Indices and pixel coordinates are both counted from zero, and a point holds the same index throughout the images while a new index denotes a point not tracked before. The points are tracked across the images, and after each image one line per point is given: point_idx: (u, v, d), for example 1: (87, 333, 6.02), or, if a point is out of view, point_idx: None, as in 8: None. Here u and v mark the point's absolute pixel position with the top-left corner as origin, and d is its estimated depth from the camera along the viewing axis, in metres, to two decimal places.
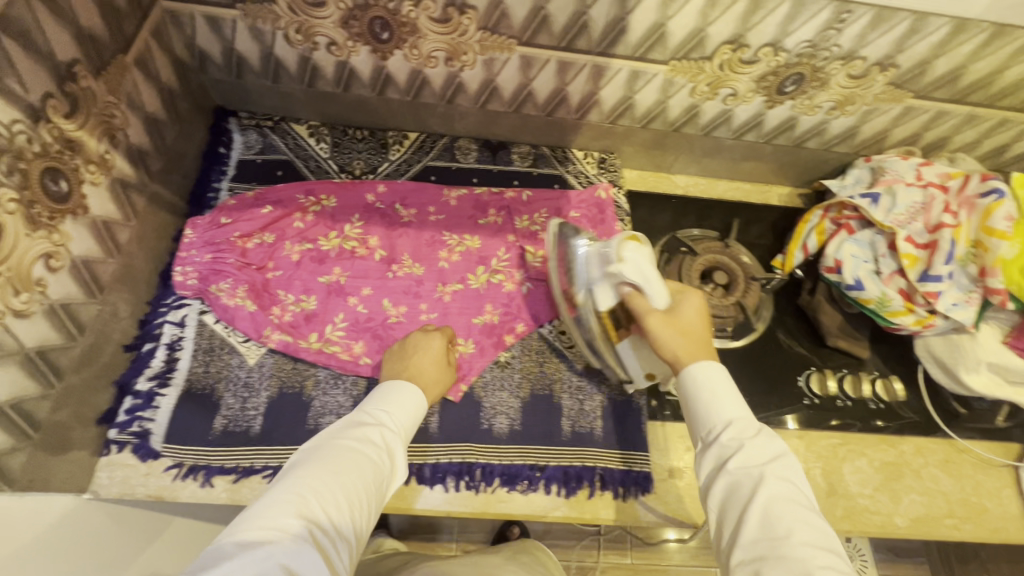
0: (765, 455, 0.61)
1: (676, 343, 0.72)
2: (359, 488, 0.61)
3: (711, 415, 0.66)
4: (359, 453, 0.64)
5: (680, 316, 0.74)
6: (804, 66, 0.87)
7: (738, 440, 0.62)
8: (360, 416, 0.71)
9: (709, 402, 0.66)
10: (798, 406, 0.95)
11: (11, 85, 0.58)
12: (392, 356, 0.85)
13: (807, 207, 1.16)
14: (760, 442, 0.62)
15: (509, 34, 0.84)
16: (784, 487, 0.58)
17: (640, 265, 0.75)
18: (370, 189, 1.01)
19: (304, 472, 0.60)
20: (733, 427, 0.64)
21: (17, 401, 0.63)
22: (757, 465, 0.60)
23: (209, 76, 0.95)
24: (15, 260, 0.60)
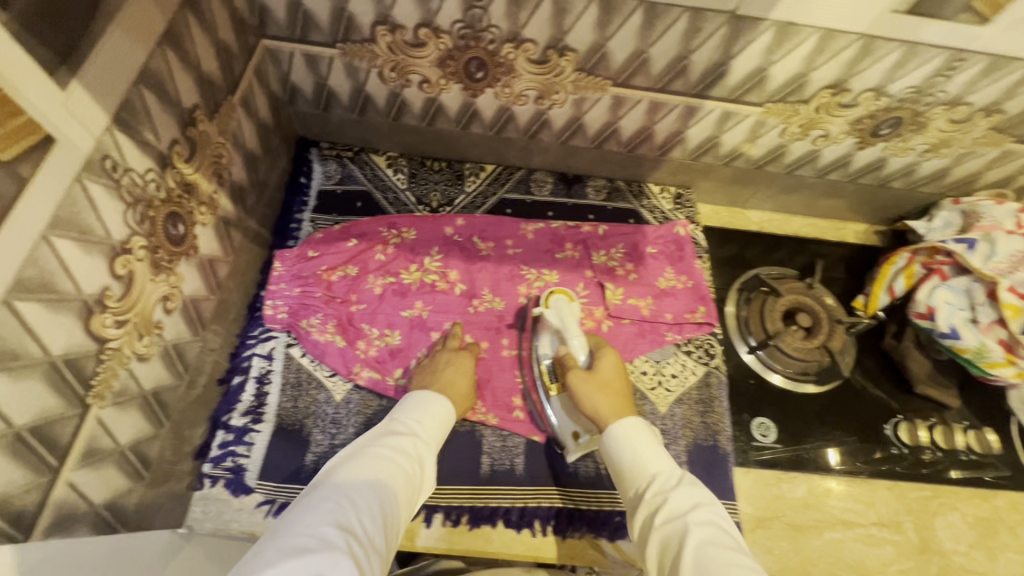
0: (686, 504, 0.58)
1: (598, 398, 0.75)
2: (393, 499, 0.59)
3: (635, 479, 0.64)
4: (392, 463, 0.63)
5: (600, 376, 0.78)
6: (904, 111, 0.85)
7: (661, 494, 0.60)
8: (389, 429, 0.69)
9: (631, 464, 0.66)
10: (846, 440, 0.93)
11: (147, 136, 0.58)
12: (443, 358, 0.85)
13: (884, 245, 1.14)
14: (683, 491, 0.60)
15: (605, 75, 0.83)
16: (710, 533, 0.54)
17: (561, 315, 0.85)
18: (449, 221, 1.01)
19: (339, 481, 0.58)
20: (658, 482, 0.62)
21: (135, 443, 0.64)
22: (682, 515, 0.57)
23: (297, 109, 0.97)
24: (141, 306, 0.61)
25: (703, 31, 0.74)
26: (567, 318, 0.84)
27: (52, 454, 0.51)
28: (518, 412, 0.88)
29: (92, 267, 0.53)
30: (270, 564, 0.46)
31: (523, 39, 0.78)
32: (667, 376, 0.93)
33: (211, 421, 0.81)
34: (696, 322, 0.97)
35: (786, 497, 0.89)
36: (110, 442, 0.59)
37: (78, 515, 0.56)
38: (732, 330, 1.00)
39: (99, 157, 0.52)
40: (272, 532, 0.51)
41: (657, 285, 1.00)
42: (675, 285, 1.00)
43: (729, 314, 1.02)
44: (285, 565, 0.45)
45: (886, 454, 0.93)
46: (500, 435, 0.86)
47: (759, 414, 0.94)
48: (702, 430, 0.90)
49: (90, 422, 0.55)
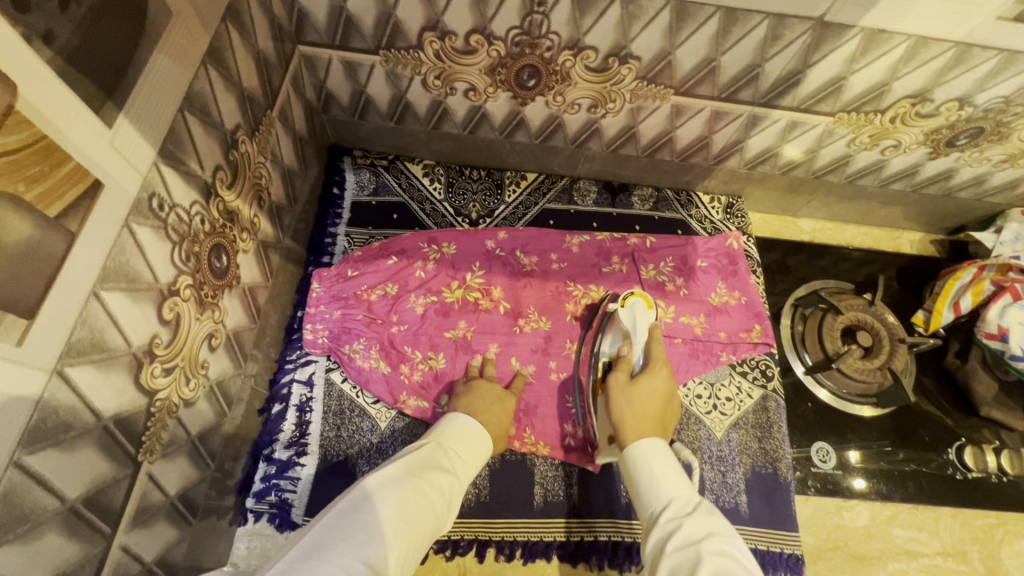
0: (700, 531, 0.52)
1: (625, 409, 0.70)
2: (422, 536, 0.55)
3: (651, 504, 0.59)
4: (429, 497, 0.58)
5: (639, 388, 0.72)
6: (987, 121, 0.79)
7: (676, 519, 0.55)
8: (431, 454, 0.65)
9: (649, 488, 0.60)
10: (877, 444, 0.91)
11: (192, 166, 0.53)
12: (493, 390, 0.81)
13: (942, 256, 1.09)
14: (698, 519, 0.54)
15: (668, 84, 0.77)
16: (723, 563, 0.48)
17: (633, 317, 0.81)
18: (490, 235, 0.95)
19: (373, 507, 0.54)
20: (673, 509, 0.57)
21: (183, 491, 0.60)
22: (695, 542, 0.51)
23: (331, 117, 0.91)
24: (188, 348, 0.57)
25: (783, 38, 0.68)
26: (638, 323, 0.81)
27: (106, 522, 0.47)
28: (570, 440, 0.84)
29: (140, 316, 0.48)
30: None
31: (583, 46, 0.72)
32: (723, 400, 0.89)
33: (253, 452, 0.78)
34: (752, 342, 0.92)
35: (848, 526, 0.86)
36: (159, 494, 0.55)
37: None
38: (785, 343, 0.96)
39: (146, 196, 0.47)
40: (295, 552, 0.47)
41: (709, 301, 0.95)
42: (728, 302, 0.96)
43: (783, 327, 0.98)
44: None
45: (944, 476, 0.89)
46: (551, 464, 0.83)
47: (820, 438, 0.91)
48: (761, 457, 0.86)
49: (142, 480, 0.51)
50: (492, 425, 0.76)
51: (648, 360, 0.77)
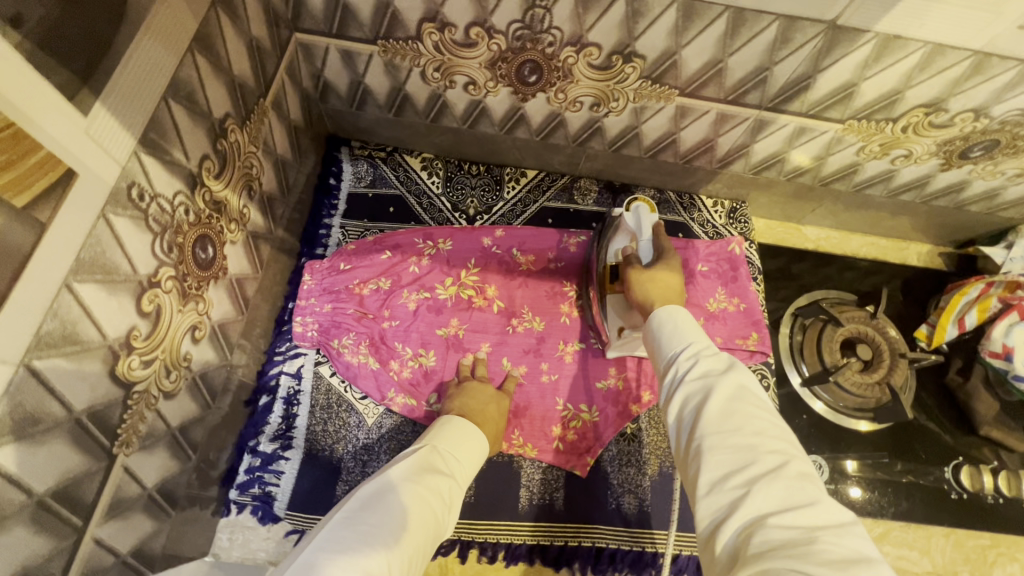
0: (718, 365, 0.52)
1: (650, 293, 0.71)
2: (423, 545, 0.53)
3: (668, 347, 0.59)
4: (428, 505, 0.56)
5: (655, 270, 0.74)
6: (1003, 134, 0.77)
7: (694, 356, 0.55)
8: (427, 458, 0.63)
9: (667, 333, 0.60)
10: (874, 454, 0.89)
11: (176, 155, 0.52)
12: (487, 391, 0.80)
13: (949, 269, 1.06)
14: (715, 354, 0.54)
15: (673, 84, 0.75)
16: (739, 391, 0.49)
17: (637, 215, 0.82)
18: (487, 232, 0.94)
19: (372, 514, 0.52)
20: (692, 347, 0.56)
21: (162, 483, 0.59)
22: (712, 372, 0.52)
23: (329, 106, 0.89)
24: (169, 341, 0.56)
25: (792, 41, 0.66)
26: (643, 223, 0.80)
27: (78, 515, 0.47)
28: (558, 443, 0.83)
29: (117, 308, 0.47)
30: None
31: (586, 42, 0.70)
32: None
33: (238, 444, 0.77)
34: (749, 350, 0.91)
35: None
36: (136, 487, 0.55)
37: (105, 569, 0.52)
38: (782, 353, 0.95)
39: (124, 186, 0.46)
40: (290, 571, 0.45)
41: (707, 307, 0.94)
42: (726, 308, 0.94)
43: (782, 336, 0.96)
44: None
45: (939, 493, 0.88)
46: (538, 467, 0.82)
47: (813, 451, 0.89)
48: None
49: (117, 472, 0.51)
50: (487, 426, 0.75)
51: (658, 254, 0.78)
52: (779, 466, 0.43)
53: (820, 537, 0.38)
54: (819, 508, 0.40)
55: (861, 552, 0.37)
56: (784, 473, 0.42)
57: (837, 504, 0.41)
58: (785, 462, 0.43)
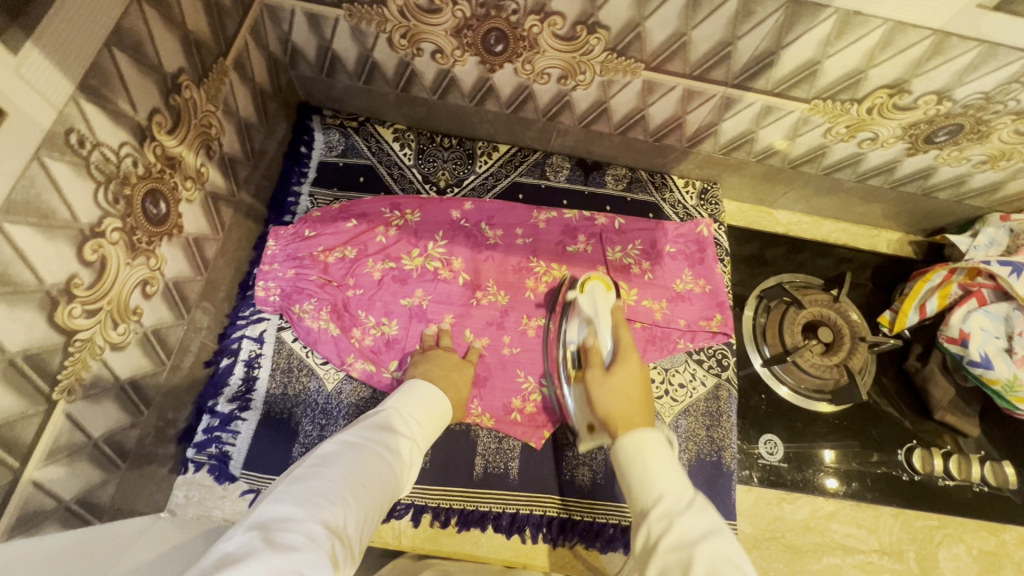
0: (694, 532, 0.48)
1: (610, 401, 0.68)
2: (379, 501, 0.54)
3: (643, 501, 0.55)
4: (387, 462, 0.57)
5: (615, 377, 0.72)
6: (967, 118, 0.77)
7: (667, 516, 0.51)
8: (388, 418, 0.64)
9: (640, 483, 0.56)
10: (846, 443, 0.91)
11: (122, 106, 0.52)
12: (451, 358, 0.81)
13: (918, 257, 1.07)
14: (693, 517, 0.50)
15: (638, 57, 0.75)
16: (717, 562, 0.44)
17: (594, 301, 0.82)
18: (456, 205, 0.94)
19: (331, 470, 0.52)
20: (666, 506, 0.52)
21: (109, 434, 0.61)
22: (688, 543, 0.47)
23: (299, 72, 0.89)
24: (116, 293, 0.56)
25: (754, 15, 0.66)
26: (600, 308, 0.81)
27: (12, 455, 0.48)
28: (516, 415, 0.84)
29: (55, 254, 0.48)
30: (252, 552, 0.39)
31: (549, 11, 0.69)
32: (675, 386, 0.89)
33: (197, 405, 0.78)
34: (711, 331, 0.92)
35: (787, 517, 0.86)
36: (80, 435, 0.56)
37: (46, 511, 0.53)
38: (745, 335, 0.96)
39: (62, 131, 0.46)
40: (244, 521, 0.44)
41: (673, 287, 0.94)
42: (692, 289, 0.95)
43: (746, 319, 0.98)
44: (269, 556, 0.39)
45: (889, 473, 0.89)
46: (495, 436, 0.83)
47: (768, 430, 0.90)
48: (708, 443, 0.86)
49: (57, 418, 0.51)
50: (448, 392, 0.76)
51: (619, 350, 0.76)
52: None
53: None
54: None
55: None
56: None
57: None
58: None
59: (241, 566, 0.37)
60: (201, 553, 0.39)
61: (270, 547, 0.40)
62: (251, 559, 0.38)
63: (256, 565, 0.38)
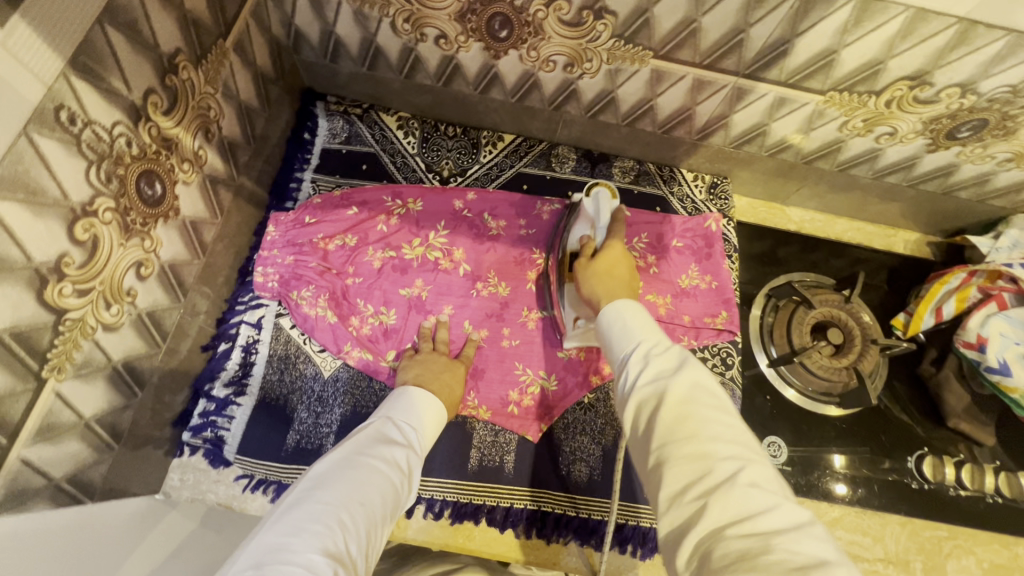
0: (668, 368, 0.49)
1: (594, 280, 0.71)
2: (381, 515, 0.53)
3: (618, 346, 0.56)
4: (384, 474, 0.56)
5: (601, 261, 0.73)
6: (993, 112, 0.73)
7: (642, 356, 0.51)
8: (381, 429, 0.63)
9: (619, 334, 0.56)
10: (857, 449, 0.88)
11: (115, 84, 0.52)
12: (442, 360, 0.79)
13: (935, 258, 1.03)
14: (671, 351, 0.51)
15: (646, 45, 0.72)
16: (691, 395, 0.46)
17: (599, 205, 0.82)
18: (459, 194, 0.92)
19: (324, 490, 0.51)
20: (641, 346, 0.53)
21: (100, 413, 0.61)
22: (663, 376, 0.48)
23: (303, 57, 0.88)
24: (109, 273, 0.56)
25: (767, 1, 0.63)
26: (602, 210, 0.81)
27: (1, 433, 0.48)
28: (513, 407, 0.83)
29: (44, 231, 0.47)
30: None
31: None
32: None
33: (194, 388, 0.78)
34: (716, 329, 0.89)
35: None
36: (71, 415, 0.56)
37: (35, 489, 0.54)
38: (752, 334, 0.93)
39: (51, 108, 0.45)
40: (241, 561, 0.44)
41: (678, 283, 0.92)
42: (697, 285, 0.92)
43: (752, 318, 0.95)
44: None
45: (900, 483, 0.86)
46: (491, 429, 0.82)
47: (772, 432, 0.88)
48: None
49: (46, 396, 0.52)
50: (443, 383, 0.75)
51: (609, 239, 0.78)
52: (733, 475, 0.41)
53: (775, 545, 0.37)
54: (774, 513, 0.39)
55: (819, 557, 0.36)
56: (736, 482, 0.41)
57: (794, 505, 0.40)
58: (742, 469, 0.41)
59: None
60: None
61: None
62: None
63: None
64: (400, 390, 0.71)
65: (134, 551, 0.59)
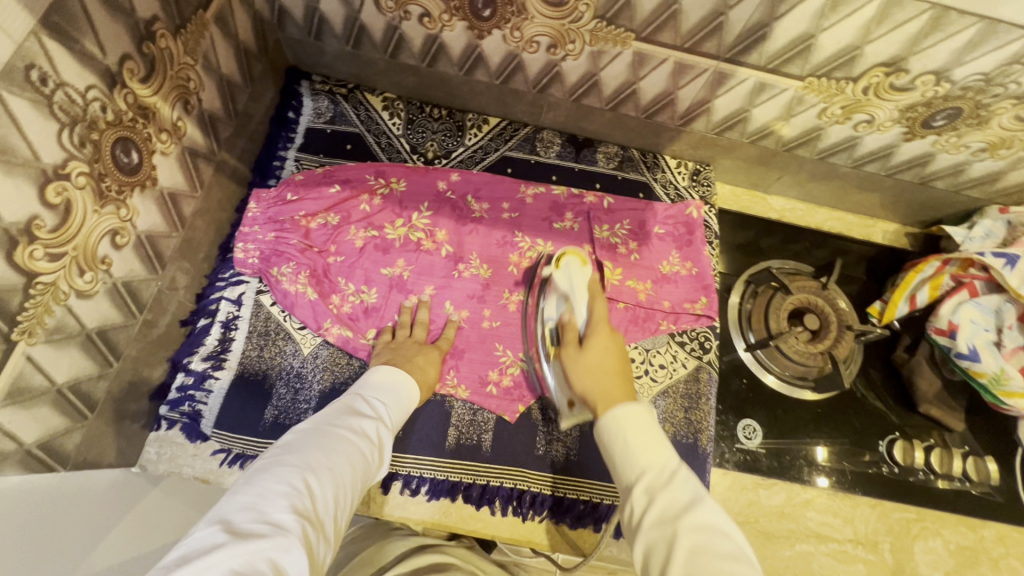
0: (678, 504, 0.46)
1: (587, 377, 0.67)
2: (350, 481, 0.53)
3: (622, 470, 0.52)
4: (354, 444, 0.57)
5: (589, 352, 0.70)
6: (966, 101, 0.74)
7: (648, 492, 0.48)
8: (351, 403, 0.63)
9: (621, 456, 0.52)
10: (837, 440, 0.89)
11: (89, 47, 0.52)
12: (415, 345, 0.79)
13: (913, 249, 1.05)
14: (680, 487, 0.47)
15: (628, 27, 0.73)
16: (703, 542, 0.43)
17: (572, 278, 0.80)
18: (442, 176, 0.93)
19: (294, 456, 0.51)
20: (646, 478, 0.49)
21: (73, 381, 0.61)
22: (672, 519, 0.45)
23: (287, 34, 0.88)
24: (83, 239, 0.56)
25: None
26: (577, 284, 0.78)
27: None
28: (492, 387, 0.84)
29: (14, 191, 0.47)
30: (214, 549, 0.39)
31: None
32: (655, 366, 0.88)
33: (172, 362, 0.78)
34: (695, 314, 0.90)
35: (762, 503, 0.85)
36: (43, 380, 0.56)
37: (5, 453, 0.54)
38: (731, 322, 0.94)
39: (22, 66, 0.45)
40: (206, 517, 0.44)
41: (659, 269, 0.93)
42: (678, 271, 0.93)
43: (731, 305, 0.95)
44: (233, 549, 0.39)
45: (878, 474, 0.88)
46: (470, 408, 0.82)
47: (748, 416, 0.89)
48: (687, 426, 0.85)
49: (16, 359, 0.52)
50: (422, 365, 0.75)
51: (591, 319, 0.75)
52: None
53: None
54: None
55: None
56: None
57: None
58: None
59: (206, 562, 0.37)
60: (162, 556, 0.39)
61: (233, 540, 0.40)
62: (214, 555, 0.38)
63: (219, 560, 0.38)
64: (375, 368, 0.72)
65: (120, 525, 0.60)
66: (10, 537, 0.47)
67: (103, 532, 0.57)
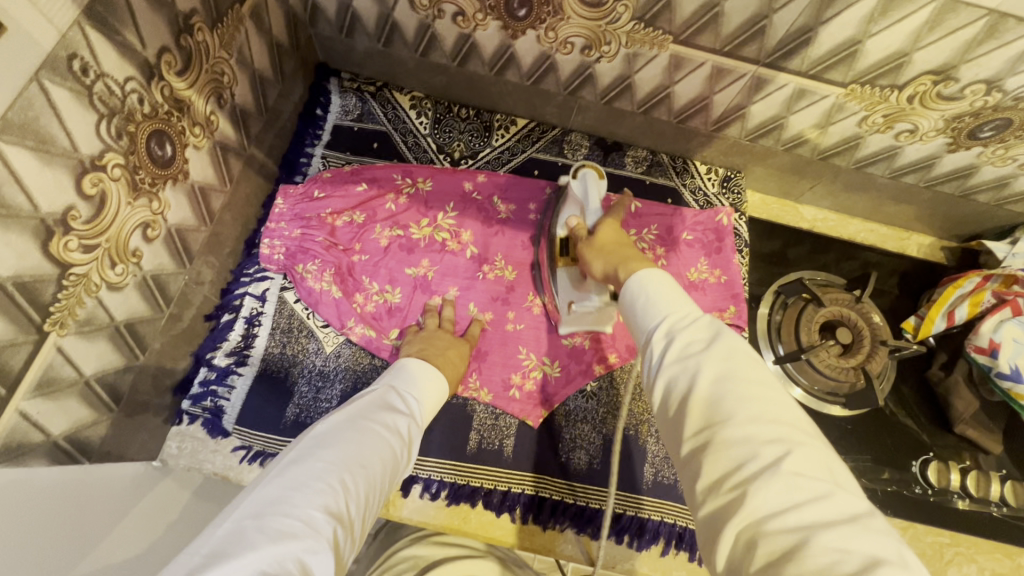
0: (702, 345, 0.46)
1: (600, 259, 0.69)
2: (380, 480, 0.52)
3: (645, 320, 0.52)
4: (386, 441, 0.55)
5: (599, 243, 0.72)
6: (1017, 112, 0.71)
7: (670, 332, 0.48)
8: (384, 396, 0.62)
9: (644, 310, 0.52)
10: (862, 457, 0.87)
11: (129, 39, 0.51)
12: (445, 338, 0.78)
13: (948, 263, 1.02)
14: (701, 330, 0.47)
15: (666, 29, 0.71)
16: (729, 371, 0.43)
17: (587, 190, 0.81)
18: (469, 176, 0.92)
19: (328, 451, 0.50)
20: (667, 322, 0.49)
21: (101, 373, 0.61)
22: (696, 355, 0.45)
23: (318, 31, 0.88)
24: (116, 232, 0.56)
25: None
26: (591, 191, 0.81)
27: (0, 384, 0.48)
28: (515, 392, 0.82)
29: (52, 182, 0.47)
30: (244, 548, 0.38)
31: None
32: None
33: (194, 357, 0.77)
34: (723, 323, 0.89)
35: None
36: (71, 371, 0.56)
37: (32, 445, 0.53)
38: (759, 334, 0.92)
39: (65, 56, 0.45)
40: (239, 509, 0.43)
41: (686, 276, 0.92)
42: (706, 279, 0.91)
43: (760, 316, 0.93)
44: (263, 551, 0.38)
45: (907, 494, 0.85)
46: (491, 412, 0.81)
47: None
48: None
49: (47, 350, 0.51)
50: (447, 369, 0.74)
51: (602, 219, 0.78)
52: (775, 460, 0.37)
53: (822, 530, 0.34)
54: (828, 496, 0.36)
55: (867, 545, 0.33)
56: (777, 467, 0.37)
57: (850, 492, 0.37)
58: (787, 452, 0.38)
59: (237, 563, 0.37)
60: (190, 546, 0.38)
61: (265, 541, 0.39)
62: (244, 555, 0.37)
63: (251, 563, 0.37)
64: (405, 361, 0.70)
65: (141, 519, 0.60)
66: (30, 531, 0.46)
67: (123, 523, 0.57)
